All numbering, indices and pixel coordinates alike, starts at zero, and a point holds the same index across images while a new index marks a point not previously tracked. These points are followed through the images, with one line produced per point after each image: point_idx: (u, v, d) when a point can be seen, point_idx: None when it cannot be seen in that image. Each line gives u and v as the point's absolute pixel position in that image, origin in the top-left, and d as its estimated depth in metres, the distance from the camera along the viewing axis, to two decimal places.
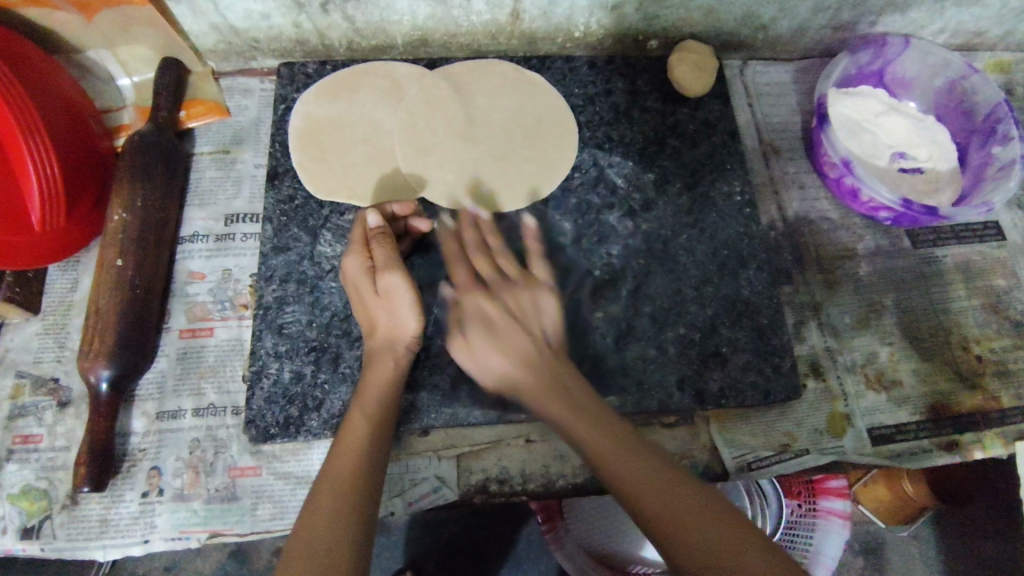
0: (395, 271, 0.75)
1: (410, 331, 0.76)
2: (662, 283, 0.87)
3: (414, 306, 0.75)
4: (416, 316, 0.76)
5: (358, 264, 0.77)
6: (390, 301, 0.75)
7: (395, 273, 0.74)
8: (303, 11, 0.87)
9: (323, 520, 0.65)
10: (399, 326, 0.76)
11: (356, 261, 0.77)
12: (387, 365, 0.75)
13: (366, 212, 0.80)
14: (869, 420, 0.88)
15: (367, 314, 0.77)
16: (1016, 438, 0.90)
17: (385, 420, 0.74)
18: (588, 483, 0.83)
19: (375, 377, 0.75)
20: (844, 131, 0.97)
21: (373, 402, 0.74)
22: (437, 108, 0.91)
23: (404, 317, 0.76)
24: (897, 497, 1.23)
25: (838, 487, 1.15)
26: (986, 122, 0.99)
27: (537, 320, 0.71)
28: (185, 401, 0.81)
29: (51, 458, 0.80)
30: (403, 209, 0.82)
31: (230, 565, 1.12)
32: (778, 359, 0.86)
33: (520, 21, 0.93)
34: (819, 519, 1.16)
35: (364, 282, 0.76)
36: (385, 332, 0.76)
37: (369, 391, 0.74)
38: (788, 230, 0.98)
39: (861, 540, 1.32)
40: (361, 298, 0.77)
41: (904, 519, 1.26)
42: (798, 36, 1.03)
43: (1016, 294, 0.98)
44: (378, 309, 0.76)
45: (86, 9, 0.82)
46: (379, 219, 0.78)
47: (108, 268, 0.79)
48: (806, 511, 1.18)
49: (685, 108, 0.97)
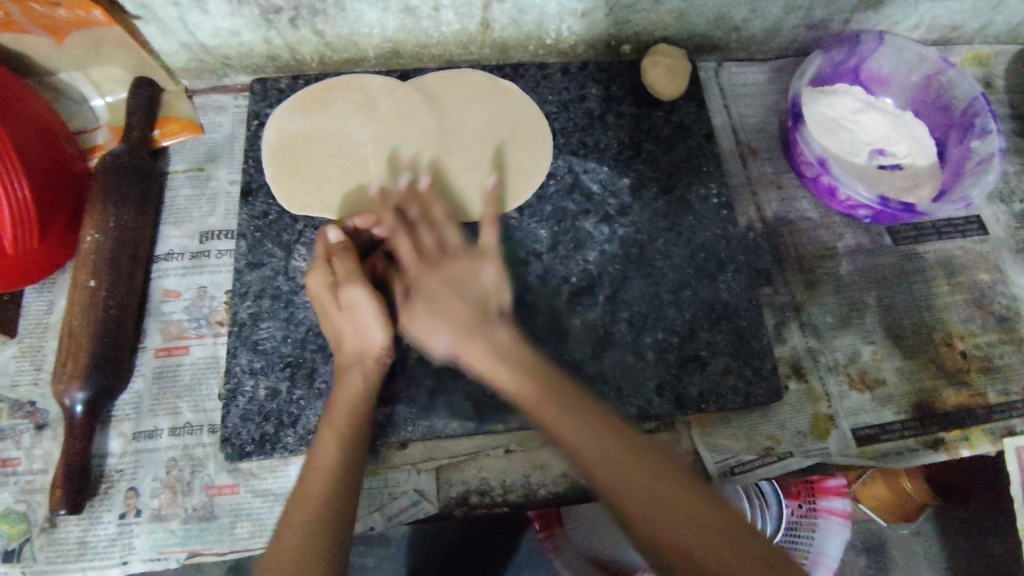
0: (358, 284, 0.74)
1: (378, 344, 0.75)
2: (640, 288, 0.87)
3: (378, 318, 0.74)
4: (382, 328, 0.75)
5: (321, 279, 0.77)
6: (356, 316, 0.74)
7: (358, 285, 0.74)
8: (272, 27, 0.87)
9: (291, 546, 0.65)
10: (363, 342, 0.75)
11: (318, 277, 0.77)
12: (356, 379, 0.74)
13: (326, 229, 0.80)
14: (854, 420, 0.87)
15: (335, 331, 0.76)
16: (1004, 434, 0.89)
17: (357, 430, 0.73)
18: (570, 491, 0.82)
19: (345, 394, 0.74)
20: (819, 130, 0.98)
21: (343, 418, 0.73)
22: (411, 120, 0.91)
23: (369, 329, 0.75)
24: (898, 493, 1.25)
25: (837, 487, 1.18)
26: (963, 116, 0.99)
27: (473, 284, 0.75)
28: (161, 420, 0.80)
29: (29, 482, 0.79)
30: (363, 221, 0.84)
31: None
32: (758, 361, 0.85)
33: (491, 30, 0.93)
34: (819, 519, 1.18)
35: (329, 299, 0.75)
36: (355, 346, 0.75)
37: (339, 406, 0.73)
38: (767, 231, 0.97)
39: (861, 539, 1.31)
40: (328, 315, 0.76)
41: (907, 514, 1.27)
42: (772, 36, 1.02)
43: (1001, 288, 0.97)
44: (343, 324, 0.76)
45: (56, 32, 0.82)
46: (336, 233, 0.78)
47: (80, 289, 0.79)
48: (806, 511, 1.19)
49: (660, 112, 0.97)
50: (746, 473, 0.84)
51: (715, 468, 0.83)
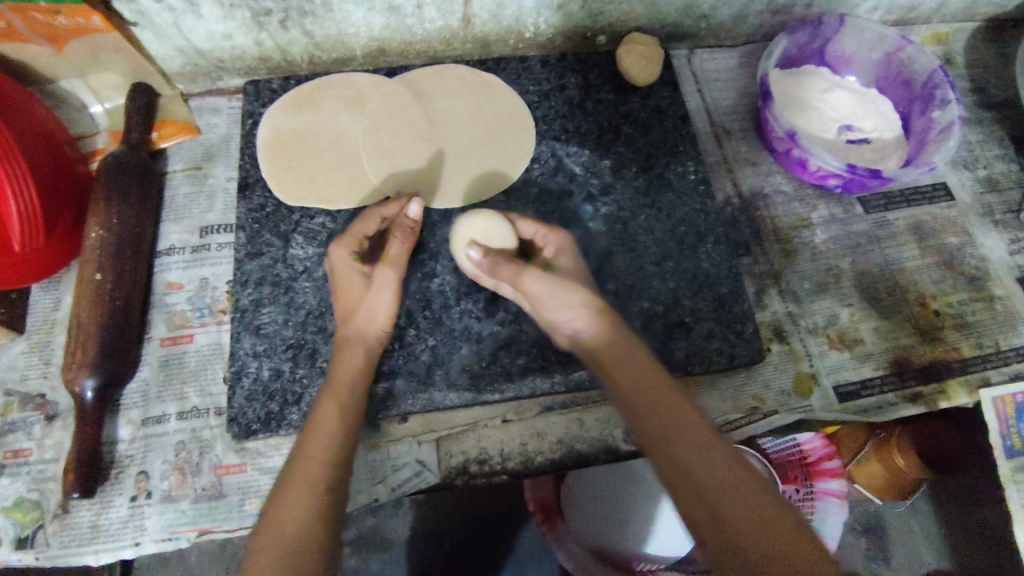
0: (392, 271, 0.80)
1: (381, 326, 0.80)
2: (624, 261, 0.91)
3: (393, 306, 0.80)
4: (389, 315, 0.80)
5: (345, 256, 0.80)
6: (376, 296, 0.79)
7: (392, 272, 0.79)
8: (264, 29, 0.92)
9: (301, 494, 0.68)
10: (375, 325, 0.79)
11: (345, 252, 0.80)
12: (358, 355, 0.78)
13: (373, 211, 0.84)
14: (834, 378, 0.90)
15: (346, 304, 0.80)
16: (979, 385, 0.92)
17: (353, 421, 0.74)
18: (567, 457, 0.85)
19: (345, 370, 0.77)
20: (789, 109, 1.03)
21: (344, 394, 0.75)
22: (399, 112, 0.95)
23: (381, 313, 0.79)
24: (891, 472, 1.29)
25: (832, 469, 1.24)
26: (924, 89, 1.04)
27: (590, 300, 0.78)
28: (169, 405, 0.83)
29: (41, 471, 0.81)
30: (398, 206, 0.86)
31: None
32: (740, 325, 0.89)
33: (472, 25, 0.98)
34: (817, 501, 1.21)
35: (357, 273, 0.80)
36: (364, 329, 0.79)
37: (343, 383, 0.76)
38: (743, 205, 1.01)
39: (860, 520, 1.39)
40: (344, 288, 0.80)
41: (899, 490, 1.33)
42: (739, 22, 1.08)
43: (969, 250, 1.01)
44: (358, 298, 0.79)
45: (56, 41, 0.86)
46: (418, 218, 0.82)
47: (87, 283, 0.81)
48: (805, 495, 1.22)
49: (636, 98, 1.02)
50: (733, 431, 0.87)
51: None
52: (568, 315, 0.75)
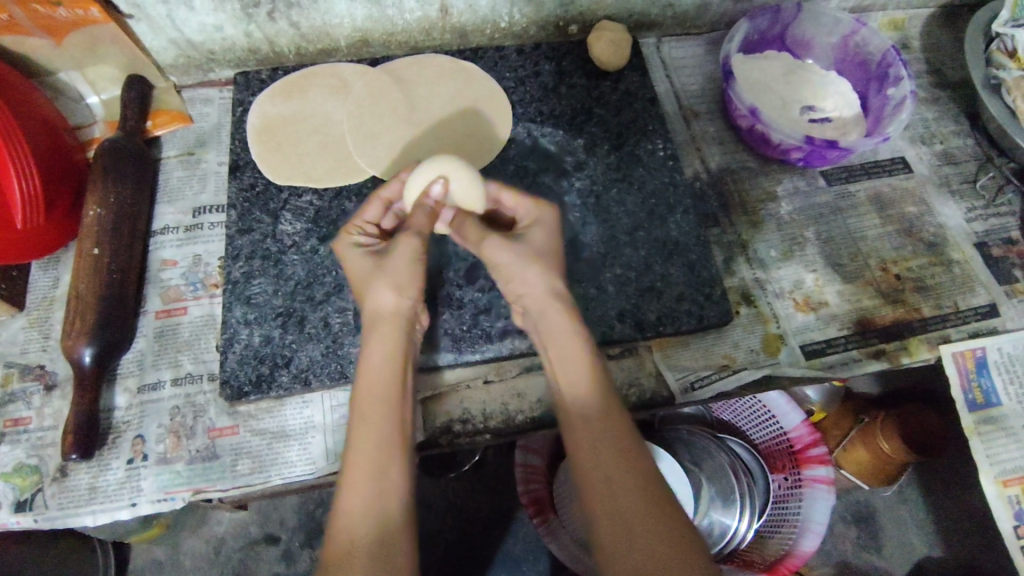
0: (412, 237, 0.77)
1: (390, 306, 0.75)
2: (598, 232, 0.96)
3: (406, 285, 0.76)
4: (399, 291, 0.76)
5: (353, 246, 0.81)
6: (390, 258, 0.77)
7: (410, 239, 0.77)
8: (252, 20, 0.97)
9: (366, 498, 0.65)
10: (398, 296, 0.76)
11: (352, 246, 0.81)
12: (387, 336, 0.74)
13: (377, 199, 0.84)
14: (801, 338, 0.95)
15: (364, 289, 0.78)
16: (940, 342, 0.97)
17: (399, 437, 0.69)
18: (546, 413, 0.88)
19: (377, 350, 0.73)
20: (751, 89, 1.08)
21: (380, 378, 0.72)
22: (381, 97, 1.01)
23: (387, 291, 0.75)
24: (876, 458, 1.31)
25: (819, 454, 1.18)
26: (879, 68, 1.10)
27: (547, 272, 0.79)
28: (164, 373, 0.87)
29: (40, 437, 0.84)
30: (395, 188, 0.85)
31: (281, 568, 1.29)
32: (709, 288, 0.93)
33: (450, 15, 1.04)
34: (804, 488, 1.17)
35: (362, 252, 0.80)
36: (386, 308, 0.75)
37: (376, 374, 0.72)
38: (712, 180, 1.06)
39: (851, 510, 1.42)
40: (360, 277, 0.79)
41: (886, 477, 1.35)
42: (702, 11, 1.14)
43: (928, 218, 1.06)
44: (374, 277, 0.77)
45: (55, 33, 0.90)
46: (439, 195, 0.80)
47: (85, 257, 0.85)
48: (794, 484, 1.20)
49: (607, 82, 1.07)
50: (704, 388, 0.90)
51: (676, 385, 0.90)
52: (519, 285, 0.78)
